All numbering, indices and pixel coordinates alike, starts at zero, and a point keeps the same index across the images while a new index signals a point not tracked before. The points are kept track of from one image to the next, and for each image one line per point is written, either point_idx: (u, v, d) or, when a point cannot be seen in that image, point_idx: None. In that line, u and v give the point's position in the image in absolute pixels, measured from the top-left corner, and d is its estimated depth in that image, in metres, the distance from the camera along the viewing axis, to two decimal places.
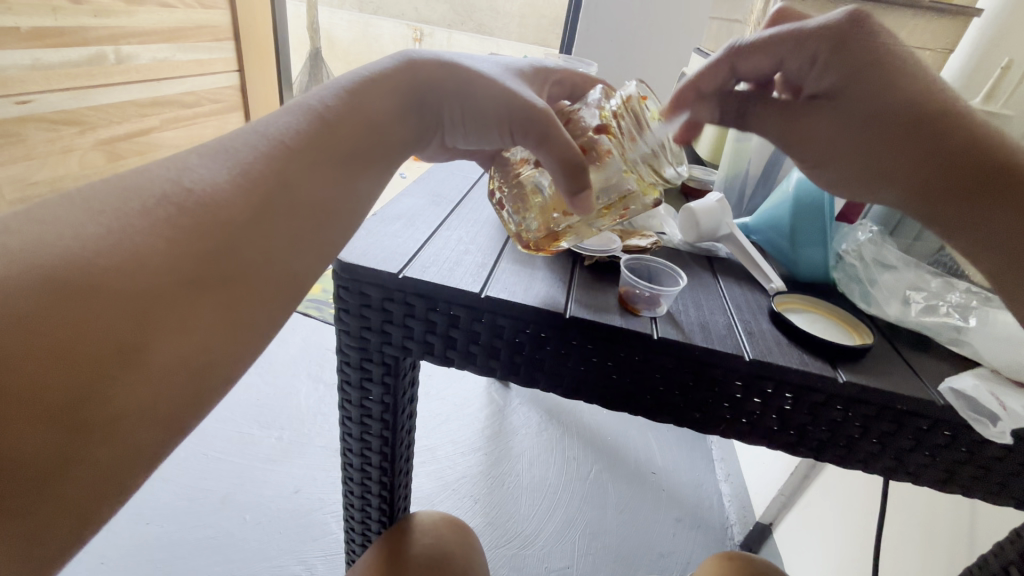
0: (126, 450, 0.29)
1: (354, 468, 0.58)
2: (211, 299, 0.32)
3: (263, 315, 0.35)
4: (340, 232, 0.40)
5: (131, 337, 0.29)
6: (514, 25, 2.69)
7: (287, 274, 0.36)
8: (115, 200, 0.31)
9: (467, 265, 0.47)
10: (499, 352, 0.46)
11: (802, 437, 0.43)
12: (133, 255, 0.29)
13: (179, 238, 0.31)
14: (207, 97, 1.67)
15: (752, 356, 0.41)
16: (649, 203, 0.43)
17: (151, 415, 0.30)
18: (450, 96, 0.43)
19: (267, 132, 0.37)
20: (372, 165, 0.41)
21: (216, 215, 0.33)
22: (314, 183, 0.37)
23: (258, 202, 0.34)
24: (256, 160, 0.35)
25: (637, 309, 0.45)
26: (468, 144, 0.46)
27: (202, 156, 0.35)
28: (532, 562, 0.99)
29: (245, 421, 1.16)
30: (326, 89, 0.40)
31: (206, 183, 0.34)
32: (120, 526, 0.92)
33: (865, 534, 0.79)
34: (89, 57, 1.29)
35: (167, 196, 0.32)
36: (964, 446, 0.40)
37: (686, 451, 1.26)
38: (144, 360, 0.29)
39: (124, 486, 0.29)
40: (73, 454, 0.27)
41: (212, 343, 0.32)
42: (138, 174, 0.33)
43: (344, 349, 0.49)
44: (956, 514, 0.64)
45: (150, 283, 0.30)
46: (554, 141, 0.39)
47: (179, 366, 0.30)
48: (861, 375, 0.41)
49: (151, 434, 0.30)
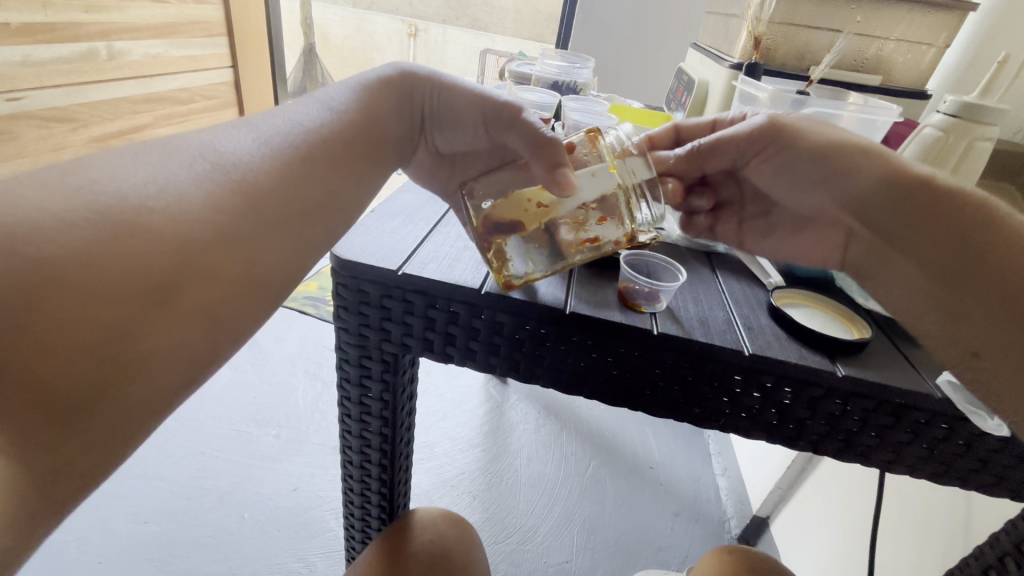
0: (148, 391, 0.30)
1: (354, 465, 0.58)
2: (235, 256, 0.33)
3: (275, 280, 0.36)
4: (350, 213, 0.42)
5: (169, 278, 0.30)
6: (509, 20, 2.65)
7: (303, 245, 0.37)
8: (157, 156, 0.33)
9: (467, 261, 0.47)
10: (499, 348, 0.46)
11: (801, 431, 0.43)
12: (171, 204, 0.31)
13: (214, 195, 0.33)
14: (201, 93, 1.66)
15: (752, 350, 0.41)
16: (623, 231, 0.43)
17: (174, 359, 0.31)
18: (435, 98, 0.45)
19: (293, 115, 0.40)
20: (382, 150, 0.43)
21: (246, 176, 0.34)
22: (331, 156, 0.39)
23: (283, 164, 0.36)
24: (282, 136, 0.38)
25: (642, 307, 0.45)
26: (449, 147, 0.48)
27: (233, 127, 0.38)
28: (532, 556, 1.00)
29: (243, 419, 1.15)
30: (339, 86, 0.43)
31: (236, 152, 0.36)
32: (117, 525, 0.92)
33: (861, 525, 0.79)
34: (81, 54, 1.28)
35: (203, 156, 0.35)
36: (962, 439, 0.40)
37: (684, 445, 1.27)
38: (177, 303, 0.30)
39: (141, 427, 0.30)
40: (106, 388, 0.28)
41: (230, 295, 0.33)
42: (175, 139, 0.36)
43: (343, 346, 0.49)
44: (952, 506, 0.64)
45: (185, 231, 0.31)
46: (522, 122, 0.43)
47: (204, 313, 0.32)
48: (859, 369, 0.41)
49: (173, 378, 0.31)
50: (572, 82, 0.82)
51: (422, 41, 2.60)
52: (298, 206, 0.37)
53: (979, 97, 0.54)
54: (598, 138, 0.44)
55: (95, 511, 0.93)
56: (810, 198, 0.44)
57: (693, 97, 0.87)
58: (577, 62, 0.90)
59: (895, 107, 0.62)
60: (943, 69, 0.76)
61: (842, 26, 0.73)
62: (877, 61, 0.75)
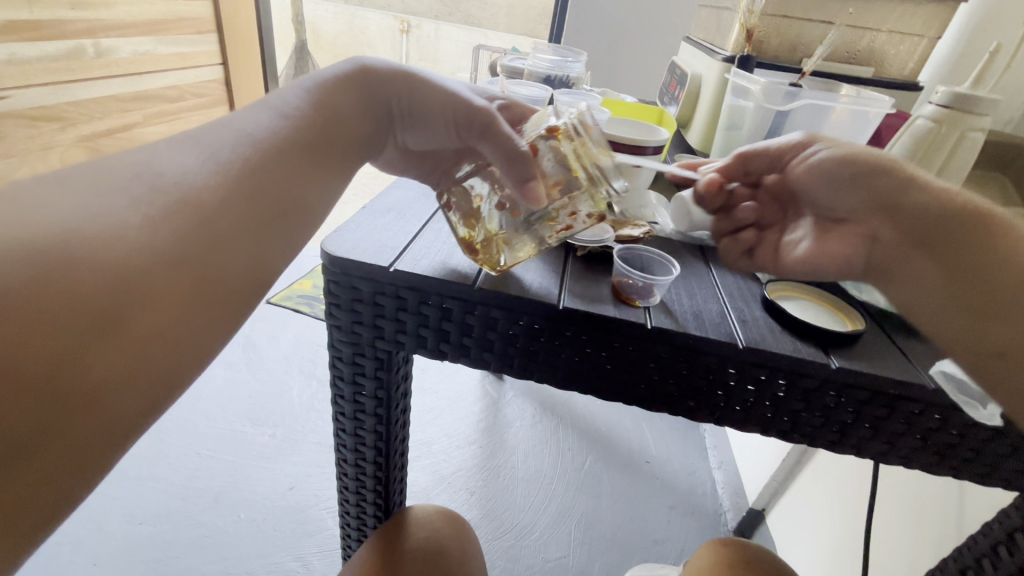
0: (105, 423, 0.29)
1: (349, 464, 0.58)
2: (186, 278, 0.32)
3: (234, 298, 0.35)
4: (305, 225, 0.41)
5: (111, 307, 0.29)
6: (503, 15, 2.52)
7: (256, 260, 0.37)
8: (90, 183, 0.32)
9: (460, 256, 0.47)
10: (493, 345, 0.45)
11: (795, 423, 0.43)
12: (109, 229, 0.30)
13: (156, 217, 0.32)
14: (191, 91, 1.64)
15: (746, 343, 0.41)
16: (595, 221, 0.42)
17: (128, 389, 0.30)
18: (403, 97, 0.46)
19: (240, 126, 0.39)
20: (335, 155, 0.43)
21: (189, 196, 0.34)
22: (280, 170, 0.39)
23: (229, 183, 0.36)
24: (228, 151, 0.37)
25: (637, 301, 0.45)
26: (417, 144, 0.48)
27: (171, 146, 0.37)
28: (529, 552, 1.00)
29: (237, 419, 1.15)
30: (293, 90, 0.43)
31: (179, 170, 0.35)
32: (111, 527, 0.91)
33: (855, 517, 0.80)
34: (68, 52, 1.26)
35: (139, 179, 0.33)
36: (955, 429, 0.40)
37: (680, 439, 1.27)
38: (123, 330, 0.29)
39: (99, 460, 0.29)
40: (56, 425, 0.27)
41: (184, 319, 0.32)
42: (108, 162, 0.34)
43: (336, 344, 0.49)
44: (945, 496, 0.65)
45: (128, 257, 0.30)
46: (497, 133, 0.42)
47: (155, 337, 0.31)
48: (853, 360, 0.41)
49: (125, 407, 0.30)
50: (565, 76, 0.81)
51: (415, 36, 2.58)
52: (248, 221, 0.36)
53: (971, 87, 0.54)
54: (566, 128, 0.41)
55: (89, 513, 0.93)
56: (837, 196, 0.43)
57: (687, 90, 0.87)
58: (570, 56, 0.90)
59: (887, 99, 0.61)
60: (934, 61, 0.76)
61: (835, 18, 0.73)
62: (870, 52, 0.75)
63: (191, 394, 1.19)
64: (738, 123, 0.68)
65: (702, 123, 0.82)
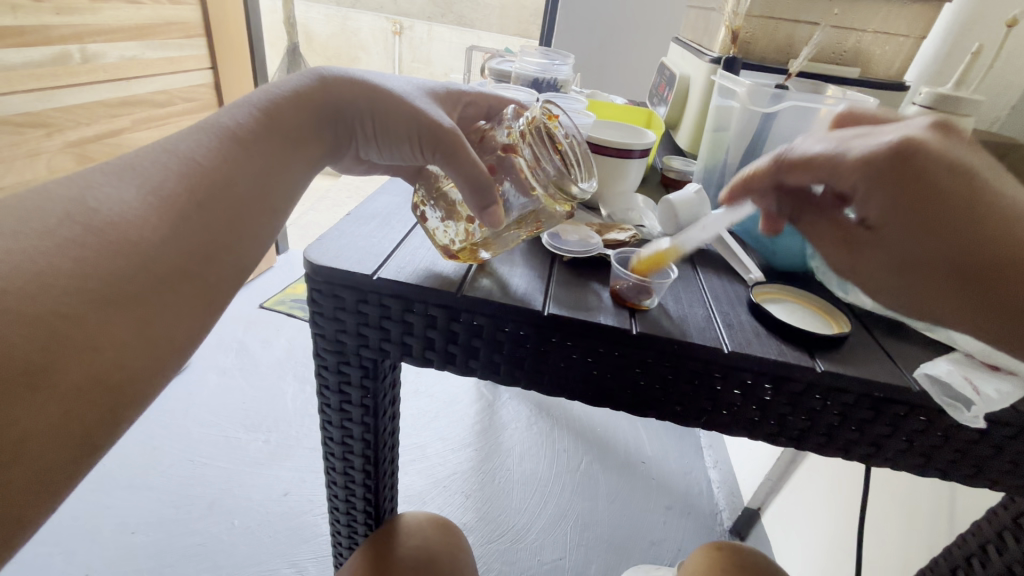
0: (40, 471, 0.28)
1: (338, 472, 0.57)
2: (124, 318, 0.31)
3: (182, 330, 0.35)
4: (257, 246, 0.40)
5: (42, 357, 0.28)
6: (495, 17, 2.54)
7: (204, 289, 0.36)
8: (17, 223, 0.31)
9: (444, 264, 0.46)
10: (478, 352, 0.45)
11: (782, 427, 0.43)
12: (36, 275, 0.29)
13: (87, 257, 0.31)
14: (180, 95, 1.64)
15: (730, 347, 0.41)
16: (561, 216, 0.45)
17: (65, 434, 0.29)
18: (363, 114, 0.45)
19: (178, 151, 0.38)
20: (285, 172, 0.42)
21: (125, 232, 0.33)
22: (226, 196, 0.38)
23: (172, 216, 0.35)
24: (167, 178, 0.36)
25: (643, 304, 0.45)
26: (380, 157, 0.48)
27: (108, 177, 0.36)
28: (523, 556, 0.99)
29: (231, 425, 1.14)
30: (238, 108, 0.42)
31: (112, 204, 0.34)
32: (104, 536, 0.90)
33: (848, 517, 0.80)
34: (53, 57, 1.25)
35: (71, 214, 0.33)
36: (940, 431, 0.40)
37: (674, 440, 1.27)
38: (59, 375, 0.29)
39: (42, 503, 0.29)
40: None
41: (126, 358, 0.31)
42: (37, 197, 0.33)
43: (321, 353, 0.48)
44: (937, 494, 0.65)
45: (57, 301, 0.29)
46: (461, 157, 0.42)
47: (92, 382, 0.30)
48: (839, 363, 0.41)
49: (63, 454, 0.29)
50: (553, 79, 0.81)
51: (407, 38, 2.59)
52: (190, 253, 0.35)
53: (953, 88, 0.54)
54: (518, 147, 0.45)
55: (81, 523, 0.92)
56: None
57: (675, 92, 0.87)
58: (558, 58, 0.90)
59: (873, 100, 0.61)
60: None
61: (820, 18, 0.74)
62: (855, 53, 0.75)
63: (184, 401, 1.18)
64: (724, 128, 0.67)
65: (691, 125, 0.83)
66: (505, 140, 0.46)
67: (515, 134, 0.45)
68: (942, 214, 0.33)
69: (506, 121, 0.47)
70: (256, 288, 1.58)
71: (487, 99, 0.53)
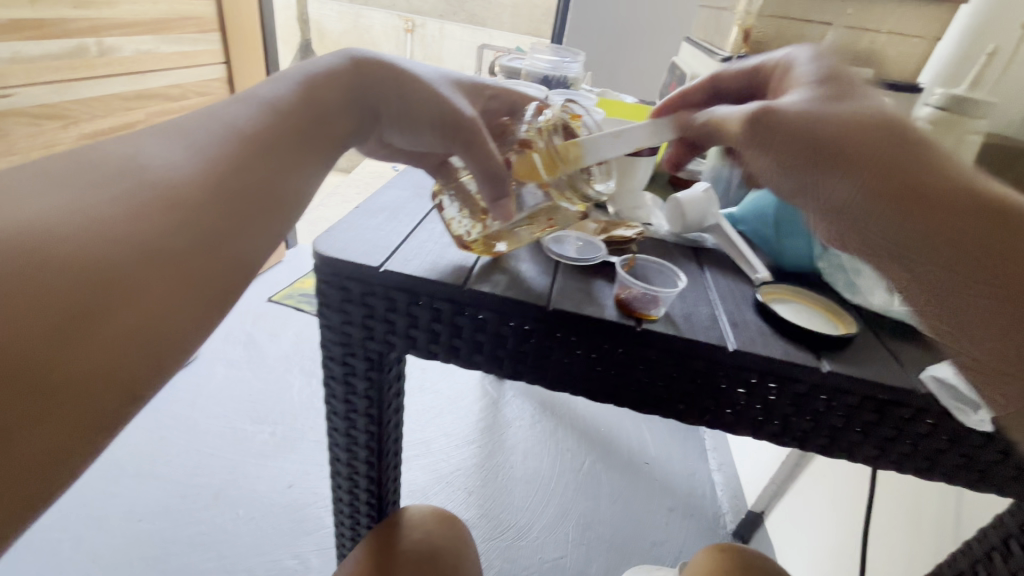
0: (74, 429, 0.25)
1: (342, 464, 0.57)
2: (174, 269, 0.29)
3: (227, 288, 0.32)
4: (290, 221, 0.38)
5: (93, 302, 0.25)
6: (507, 13, 2.54)
7: (247, 251, 0.33)
8: (66, 175, 0.29)
9: (451, 258, 0.47)
10: (483, 346, 0.45)
11: (786, 427, 0.43)
12: (89, 222, 0.27)
13: (141, 208, 0.29)
14: (194, 89, 1.66)
15: (735, 346, 0.41)
16: (573, 216, 0.46)
17: (106, 389, 0.26)
18: (390, 97, 0.46)
19: (224, 120, 0.37)
20: (314, 154, 0.41)
21: (176, 189, 0.31)
22: (265, 167, 0.36)
23: (213, 178, 0.33)
24: (215, 143, 0.35)
25: (653, 315, 0.43)
26: (404, 142, 0.49)
27: (156, 141, 0.34)
28: (525, 553, 1.00)
29: (238, 417, 1.15)
30: (280, 81, 0.42)
31: (163, 164, 0.32)
32: (111, 523, 0.92)
33: (855, 523, 0.79)
34: (71, 50, 1.27)
35: (123, 172, 0.31)
36: (946, 435, 0.40)
37: (678, 442, 1.27)
38: (108, 323, 0.26)
39: (71, 465, 0.25)
40: (15, 429, 0.23)
41: (174, 313, 0.29)
42: (87, 154, 0.32)
43: (327, 344, 0.49)
44: (943, 500, 0.64)
45: (109, 247, 0.27)
46: (478, 146, 0.43)
47: (140, 334, 0.27)
48: (844, 364, 0.41)
49: (102, 413, 0.26)
50: (563, 76, 0.81)
51: (418, 36, 2.60)
52: (231, 215, 0.33)
53: (968, 90, 0.56)
54: (535, 143, 0.45)
55: (89, 510, 0.93)
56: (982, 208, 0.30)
57: None
58: (569, 56, 0.89)
59: None
60: None
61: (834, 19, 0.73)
62: None
63: (191, 391, 1.20)
64: None
65: None
66: (523, 135, 0.46)
67: (534, 130, 0.45)
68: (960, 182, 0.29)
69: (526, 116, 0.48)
70: (265, 281, 1.59)
71: (511, 95, 0.52)
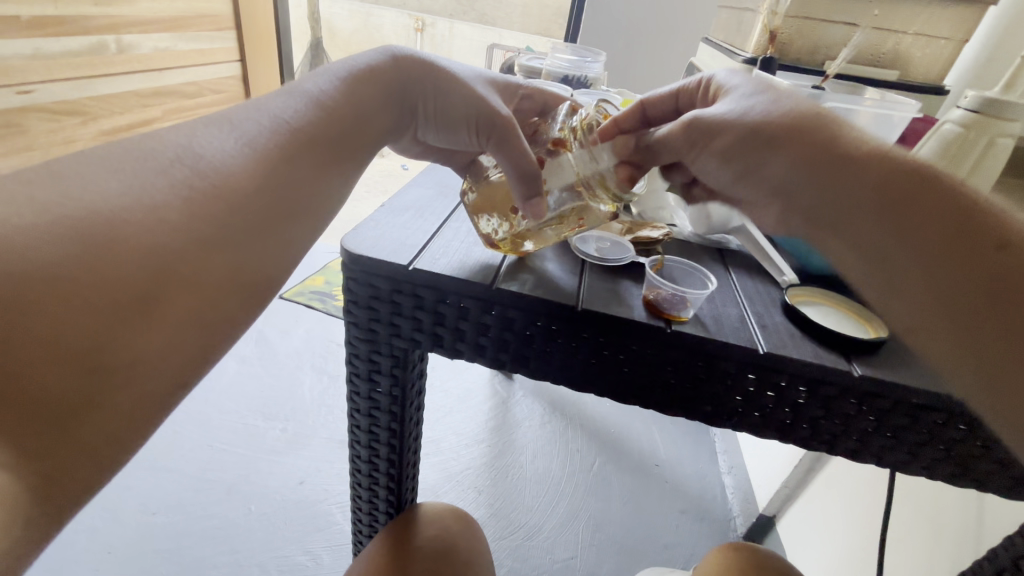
0: (137, 399, 0.29)
1: (362, 460, 0.58)
2: (221, 258, 0.32)
3: (263, 275, 0.35)
4: (326, 208, 0.41)
5: (154, 287, 0.29)
6: (517, 13, 2.64)
7: (282, 239, 0.37)
8: (130, 163, 0.32)
9: (477, 256, 0.47)
10: (508, 345, 0.45)
11: (815, 431, 0.43)
12: (151, 210, 0.30)
13: (195, 199, 0.32)
14: (209, 87, 1.67)
15: (766, 349, 0.41)
16: (604, 217, 0.46)
17: (162, 365, 0.30)
18: (428, 93, 0.47)
19: (270, 112, 0.38)
20: (352, 149, 0.42)
21: (226, 179, 0.34)
22: (305, 158, 0.38)
23: (265, 170, 0.35)
24: (261, 135, 0.37)
25: (681, 316, 0.43)
26: (437, 140, 0.50)
27: (206, 128, 0.36)
28: (536, 553, 1.00)
29: (250, 413, 1.16)
30: (326, 75, 0.42)
31: (215, 154, 0.34)
32: (124, 516, 0.93)
33: (870, 527, 0.78)
34: (91, 47, 1.29)
35: (180, 159, 0.33)
36: (980, 441, 0.39)
37: (689, 444, 1.27)
38: (165, 307, 0.30)
39: (135, 430, 0.29)
40: (92, 397, 0.27)
41: (219, 297, 0.32)
42: (146, 142, 0.34)
43: (352, 341, 0.49)
44: (965, 506, 0.63)
45: (166, 237, 0.30)
46: (512, 145, 0.44)
47: (191, 316, 0.31)
48: (877, 368, 0.40)
49: (159, 386, 0.30)
50: (583, 76, 0.81)
51: (429, 36, 2.61)
52: (272, 204, 0.35)
53: (1000, 92, 0.55)
54: (568, 142, 0.46)
55: (104, 502, 0.94)
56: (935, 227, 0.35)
57: None
58: (589, 56, 0.89)
59: (914, 103, 0.63)
60: (961, 65, 0.76)
61: (858, 20, 0.73)
62: (894, 55, 0.74)
63: (204, 386, 1.20)
64: None
65: None
66: (556, 134, 0.47)
67: (567, 129, 0.46)
68: (924, 215, 0.35)
69: (557, 117, 0.49)
70: None
71: (544, 95, 0.53)
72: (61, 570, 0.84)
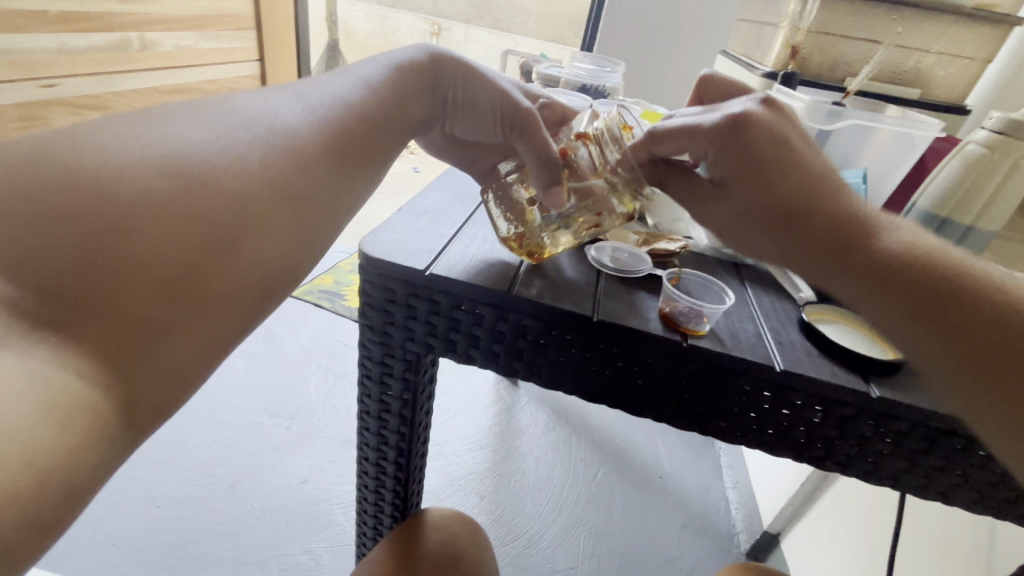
0: (211, 333, 0.30)
1: (370, 463, 0.58)
2: (291, 209, 0.33)
3: (324, 234, 0.36)
4: (378, 179, 0.42)
5: (231, 230, 0.31)
6: (532, 22, 2.72)
7: (347, 202, 0.38)
8: (214, 119, 0.34)
9: (494, 264, 0.47)
10: (522, 352, 0.45)
11: (830, 451, 0.42)
12: (233, 161, 0.32)
13: (272, 154, 0.34)
14: (228, 85, 1.70)
15: (783, 366, 0.41)
16: (622, 220, 0.47)
17: (231, 304, 0.31)
18: (459, 84, 0.47)
19: (334, 87, 0.40)
20: (397, 128, 0.42)
21: (297, 140, 0.35)
22: (369, 128, 0.39)
23: (330, 136, 0.37)
24: (328, 105, 0.38)
25: (698, 330, 0.43)
26: (464, 134, 0.50)
27: (279, 96, 0.38)
28: (536, 562, 0.99)
29: (256, 409, 1.16)
30: (374, 62, 0.44)
31: (287, 119, 0.36)
32: (129, 508, 0.93)
33: (879, 549, 0.77)
34: (114, 44, 1.32)
35: (258, 120, 0.35)
36: (998, 469, 0.39)
37: (696, 455, 1.26)
38: (238, 251, 0.31)
39: (207, 364, 0.30)
40: (171, 327, 0.28)
41: (286, 248, 0.33)
42: (226, 103, 0.36)
43: (367, 343, 0.49)
44: (977, 533, 0.62)
45: (246, 184, 0.32)
46: (535, 136, 0.45)
47: (261, 262, 0.32)
48: (896, 391, 0.40)
49: (227, 323, 0.30)
50: (601, 86, 0.81)
51: (445, 39, 2.61)
52: (339, 167, 0.37)
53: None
54: (591, 137, 0.46)
55: (110, 493, 0.95)
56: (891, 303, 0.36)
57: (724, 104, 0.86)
58: (607, 65, 0.90)
59: (935, 121, 0.62)
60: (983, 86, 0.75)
61: (881, 37, 0.72)
62: (916, 73, 0.74)
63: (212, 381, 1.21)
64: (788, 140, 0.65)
65: None
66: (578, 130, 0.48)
67: (591, 127, 0.47)
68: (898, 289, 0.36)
69: (579, 121, 0.49)
70: None
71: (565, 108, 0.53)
72: (65, 560, 0.85)
